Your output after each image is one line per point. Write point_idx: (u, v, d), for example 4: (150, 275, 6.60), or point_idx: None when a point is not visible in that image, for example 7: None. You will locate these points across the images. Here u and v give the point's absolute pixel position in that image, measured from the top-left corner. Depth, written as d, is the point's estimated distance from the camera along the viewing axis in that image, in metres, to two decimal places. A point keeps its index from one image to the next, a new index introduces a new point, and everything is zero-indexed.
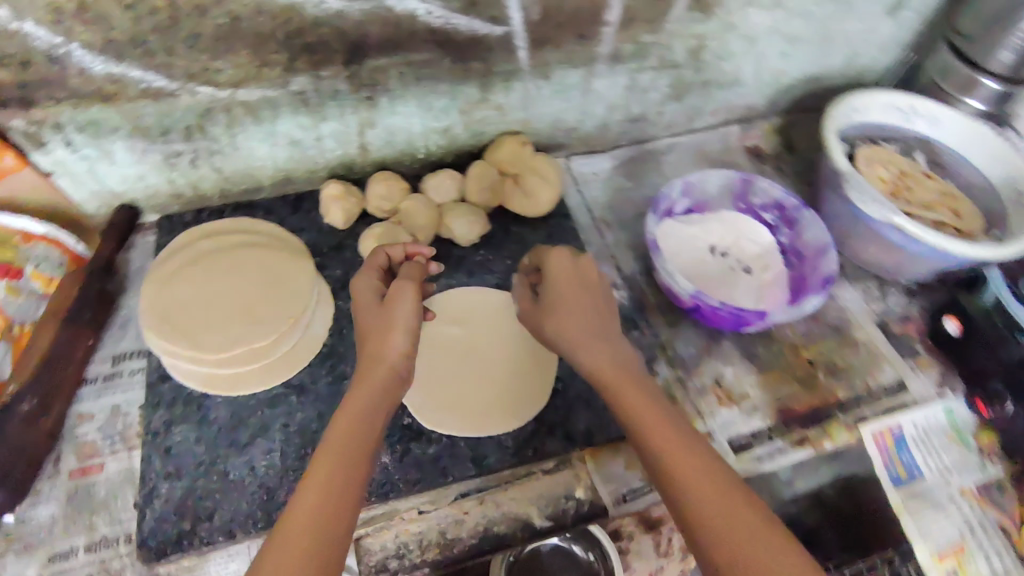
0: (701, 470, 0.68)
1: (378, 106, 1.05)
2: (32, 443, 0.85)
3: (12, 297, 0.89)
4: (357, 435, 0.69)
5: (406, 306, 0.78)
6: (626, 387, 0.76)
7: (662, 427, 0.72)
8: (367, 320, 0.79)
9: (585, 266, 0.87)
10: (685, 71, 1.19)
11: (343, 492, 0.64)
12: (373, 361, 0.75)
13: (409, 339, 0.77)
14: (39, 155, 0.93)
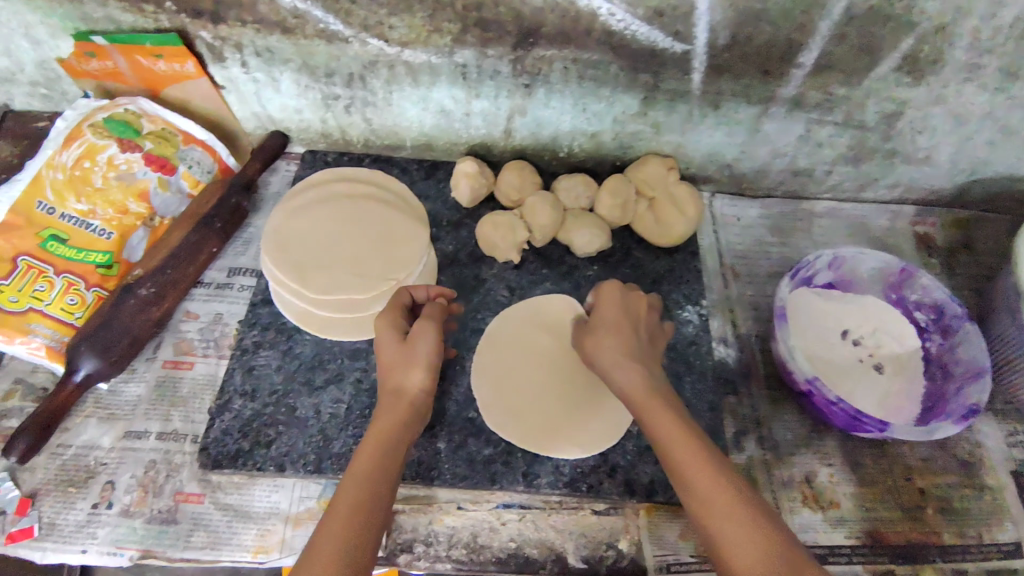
0: (717, 491, 0.64)
1: (533, 96, 1.02)
2: (139, 327, 0.91)
3: (160, 190, 0.99)
4: (382, 452, 0.69)
5: (429, 341, 0.77)
6: (653, 405, 0.73)
7: (682, 444, 0.68)
8: (387, 358, 0.77)
9: (632, 300, 0.85)
10: (871, 136, 1.07)
11: (369, 504, 0.64)
12: (394, 401, 0.74)
13: (425, 373, 0.76)
14: (216, 68, 1.00)
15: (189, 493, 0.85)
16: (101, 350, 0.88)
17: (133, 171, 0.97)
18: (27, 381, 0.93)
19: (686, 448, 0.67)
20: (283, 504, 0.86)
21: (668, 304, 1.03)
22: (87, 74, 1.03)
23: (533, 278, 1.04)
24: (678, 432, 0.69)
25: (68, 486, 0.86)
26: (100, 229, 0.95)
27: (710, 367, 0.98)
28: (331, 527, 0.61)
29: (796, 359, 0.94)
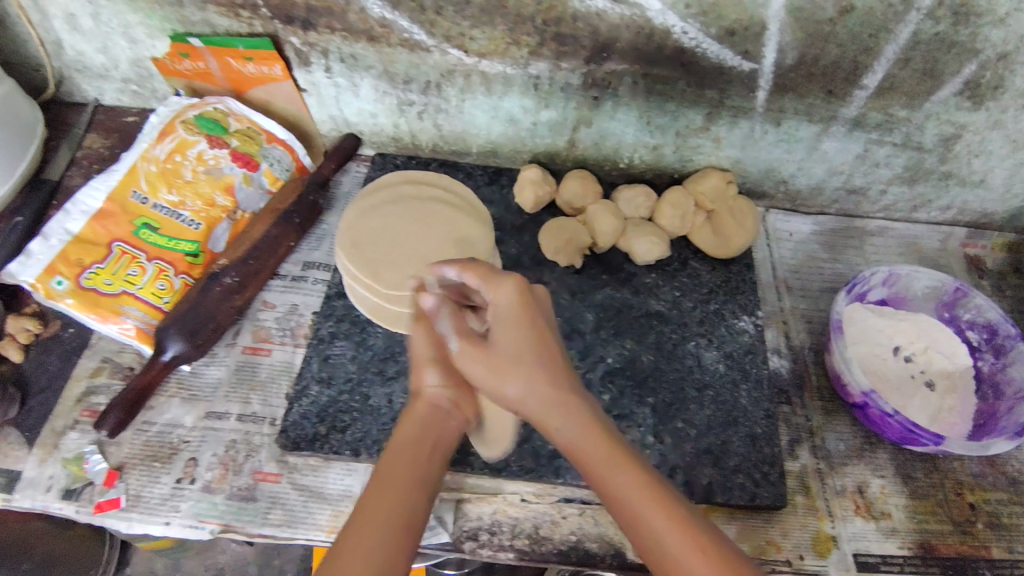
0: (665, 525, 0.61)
1: (601, 108, 1.06)
2: (223, 313, 0.96)
3: (244, 185, 1.04)
4: (401, 459, 0.68)
5: (419, 344, 0.77)
6: (600, 464, 0.66)
7: (625, 481, 0.64)
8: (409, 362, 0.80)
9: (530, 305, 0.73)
10: (928, 157, 1.09)
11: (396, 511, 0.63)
12: (416, 399, 0.75)
13: (436, 371, 0.75)
14: (301, 72, 1.05)
15: (267, 473, 0.89)
16: (188, 333, 0.93)
17: (221, 167, 1.02)
18: (115, 361, 0.98)
19: (620, 477, 0.65)
20: (356, 488, 0.89)
21: (725, 313, 1.06)
22: (178, 74, 1.09)
23: (594, 283, 1.07)
24: (620, 474, 0.65)
25: (153, 461, 0.90)
26: (189, 220, 1.00)
27: (767, 376, 1.00)
28: (363, 522, 0.62)
29: (853, 371, 0.97)
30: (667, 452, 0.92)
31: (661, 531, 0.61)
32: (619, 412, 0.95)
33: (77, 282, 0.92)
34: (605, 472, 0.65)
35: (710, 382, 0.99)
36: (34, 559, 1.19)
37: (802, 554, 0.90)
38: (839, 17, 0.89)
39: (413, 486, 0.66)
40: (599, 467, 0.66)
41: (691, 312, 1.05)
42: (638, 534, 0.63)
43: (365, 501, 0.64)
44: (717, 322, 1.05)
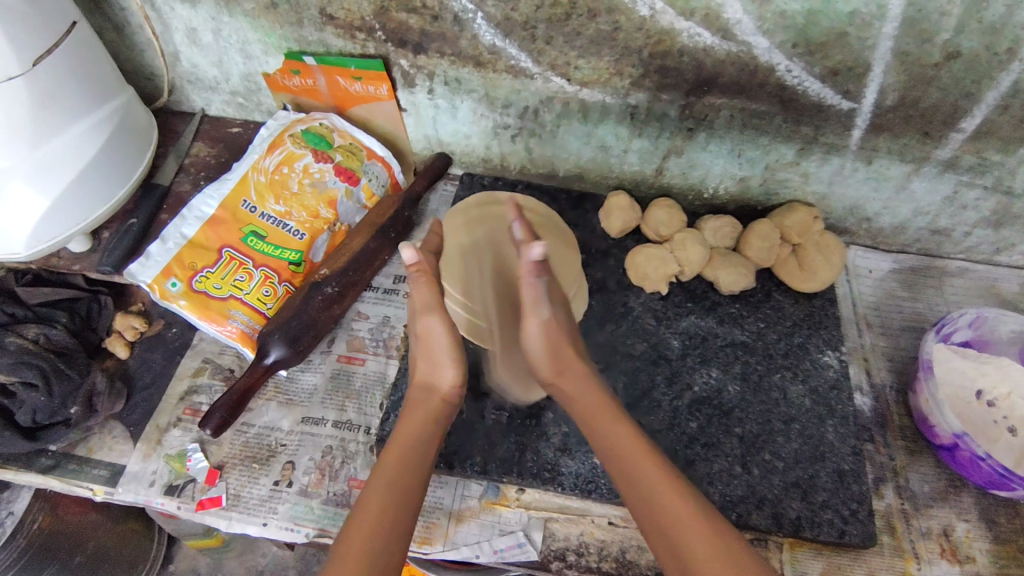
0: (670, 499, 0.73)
1: (693, 139, 1.08)
2: (323, 321, 0.99)
3: (346, 199, 1.08)
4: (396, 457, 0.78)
5: (442, 335, 0.84)
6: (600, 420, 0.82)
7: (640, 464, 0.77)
8: (420, 356, 0.87)
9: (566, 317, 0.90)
10: (1018, 202, 1.10)
11: (394, 501, 0.73)
12: (416, 404, 0.84)
13: (454, 369, 0.85)
14: (405, 92, 1.10)
15: (363, 480, 0.91)
16: (290, 340, 0.96)
17: (326, 180, 1.06)
18: (216, 361, 1.02)
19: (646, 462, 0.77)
20: (446, 501, 0.91)
21: (810, 347, 1.07)
22: (285, 89, 1.14)
23: (680, 310, 1.09)
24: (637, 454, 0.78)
25: (252, 462, 0.93)
26: (294, 229, 1.04)
27: (853, 413, 1.00)
28: (364, 524, 0.70)
29: (943, 413, 0.97)
30: (755, 483, 0.93)
31: (667, 508, 0.72)
32: (707, 440, 0.95)
33: (189, 284, 0.96)
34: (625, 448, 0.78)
35: (795, 415, 0.99)
36: (87, 551, 1.23)
37: None
38: (945, 62, 0.90)
39: (413, 484, 0.76)
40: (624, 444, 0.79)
41: (776, 344, 1.06)
42: (632, 493, 0.75)
43: (367, 509, 0.72)
44: (802, 355, 1.06)
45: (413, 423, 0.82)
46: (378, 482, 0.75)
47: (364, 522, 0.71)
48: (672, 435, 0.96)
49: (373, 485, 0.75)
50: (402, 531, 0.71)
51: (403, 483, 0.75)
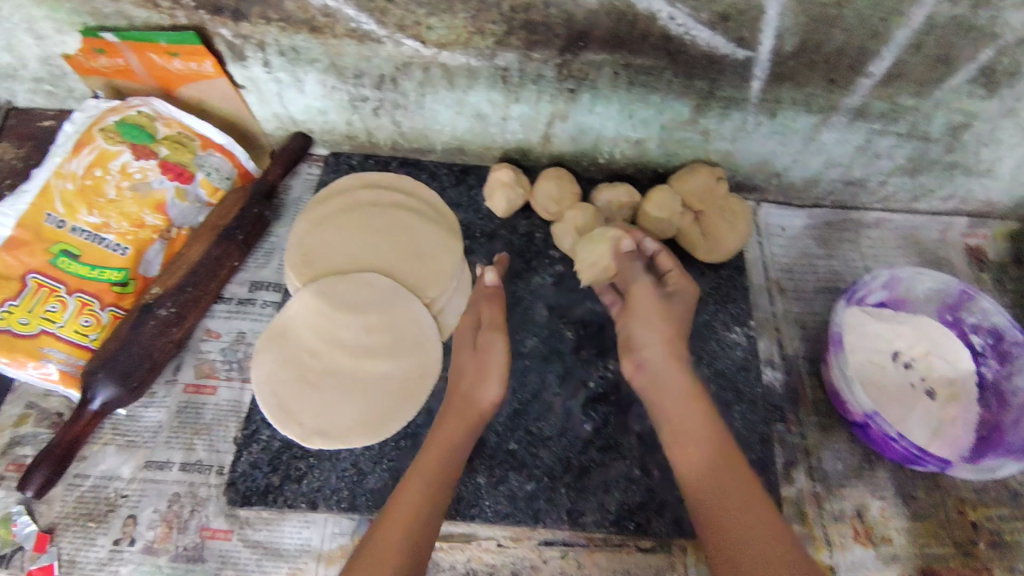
0: (735, 497, 0.73)
1: (578, 101, 0.95)
2: (160, 349, 0.86)
3: (178, 199, 0.92)
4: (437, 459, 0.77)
5: (499, 350, 0.86)
6: (666, 395, 0.82)
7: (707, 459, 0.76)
8: (462, 367, 0.86)
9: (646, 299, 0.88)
10: (935, 147, 1.00)
11: (427, 510, 0.73)
12: (457, 407, 0.82)
13: (501, 385, 0.84)
14: (237, 67, 0.92)
15: (216, 529, 0.81)
16: (120, 376, 0.83)
17: (149, 181, 0.91)
18: (40, 406, 0.88)
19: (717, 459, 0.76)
20: (315, 541, 0.81)
21: (715, 324, 0.97)
22: (96, 71, 0.96)
23: (574, 295, 0.97)
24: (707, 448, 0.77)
25: (88, 520, 0.82)
26: (115, 244, 0.89)
27: (761, 395, 0.93)
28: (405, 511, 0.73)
29: (853, 390, 0.90)
30: (656, 487, 0.85)
31: (724, 498, 0.73)
32: (603, 443, 0.87)
33: None
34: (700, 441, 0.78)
35: None
36: None
37: None
38: None
39: (446, 487, 0.76)
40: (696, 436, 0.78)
41: None
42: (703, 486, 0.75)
43: (398, 508, 0.73)
44: (707, 334, 0.97)
45: (453, 433, 0.80)
46: (419, 485, 0.75)
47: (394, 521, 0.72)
48: (565, 441, 0.86)
49: (408, 485, 0.75)
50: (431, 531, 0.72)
51: (436, 488, 0.75)
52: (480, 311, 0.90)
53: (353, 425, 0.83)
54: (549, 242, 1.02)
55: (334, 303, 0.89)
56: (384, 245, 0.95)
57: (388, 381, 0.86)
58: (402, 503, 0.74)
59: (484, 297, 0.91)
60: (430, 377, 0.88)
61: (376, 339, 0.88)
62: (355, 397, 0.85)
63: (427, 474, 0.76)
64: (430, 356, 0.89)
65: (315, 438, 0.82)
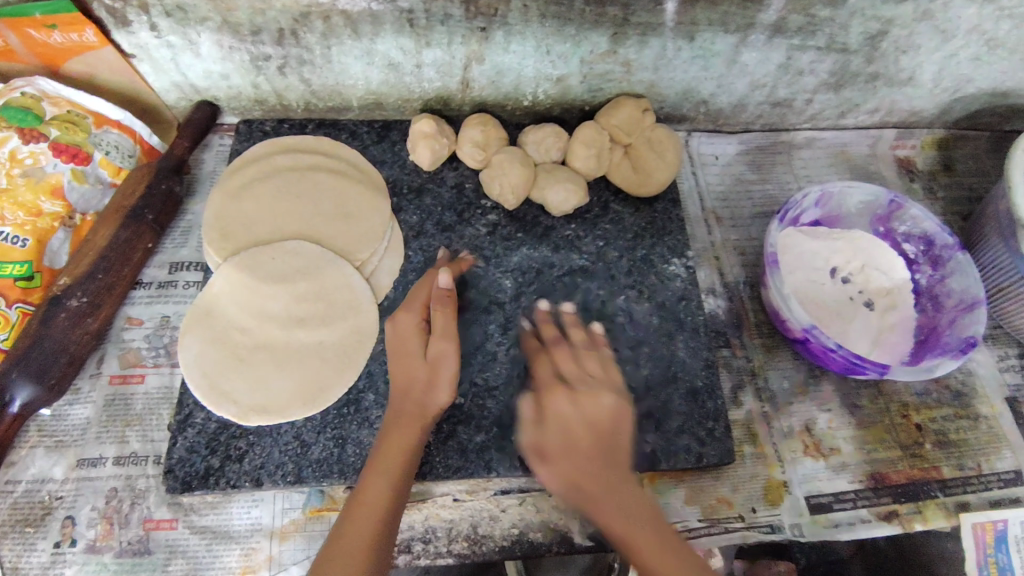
0: (661, 559, 0.67)
1: (491, 40, 0.91)
2: (77, 342, 0.82)
3: (76, 182, 0.88)
4: (402, 461, 0.72)
5: (451, 363, 0.77)
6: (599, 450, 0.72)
7: (613, 489, 0.70)
8: (410, 372, 0.77)
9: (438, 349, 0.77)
10: (855, 59, 0.99)
11: (387, 525, 0.69)
12: (410, 413, 0.75)
13: (451, 395, 0.77)
14: (122, 34, 0.85)
15: (160, 520, 0.79)
16: (37, 374, 0.79)
17: (41, 165, 0.86)
18: None
19: (655, 545, 0.68)
20: (266, 519, 0.80)
21: (654, 258, 0.96)
22: None
23: (509, 243, 0.95)
24: (631, 526, 0.69)
25: (24, 525, 0.78)
26: (13, 236, 0.85)
27: (703, 323, 0.93)
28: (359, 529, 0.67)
29: (791, 307, 0.91)
30: None
31: (643, 543, 0.68)
32: None
33: None
34: (610, 512, 0.69)
35: (645, 339, 0.91)
36: None
37: (754, 506, 0.88)
38: None
39: (403, 499, 0.72)
40: (609, 505, 0.70)
41: (618, 263, 0.95)
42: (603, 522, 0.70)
43: (363, 513, 0.68)
44: (646, 269, 0.96)
45: (404, 442, 0.73)
46: (385, 488, 0.70)
47: (363, 522, 0.68)
48: (512, 389, 0.85)
49: (372, 483, 0.70)
50: (387, 551, 0.68)
51: (400, 487, 0.71)
52: (437, 316, 0.79)
53: (291, 396, 0.81)
54: (480, 191, 0.99)
55: (259, 275, 0.85)
56: (306, 210, 0.91)
57: (323, 348, 0.84)
58: (368, 505, 0.69)
59: (436, 300, 0.80)
60: (367, 339, 0.85)
61: (307, 308, 0.85)
62: (290, 368, 0.82)
63: (393, 473, 0.71)
64: (365, 318, 0.86)
65: (252, 415, 0.79)
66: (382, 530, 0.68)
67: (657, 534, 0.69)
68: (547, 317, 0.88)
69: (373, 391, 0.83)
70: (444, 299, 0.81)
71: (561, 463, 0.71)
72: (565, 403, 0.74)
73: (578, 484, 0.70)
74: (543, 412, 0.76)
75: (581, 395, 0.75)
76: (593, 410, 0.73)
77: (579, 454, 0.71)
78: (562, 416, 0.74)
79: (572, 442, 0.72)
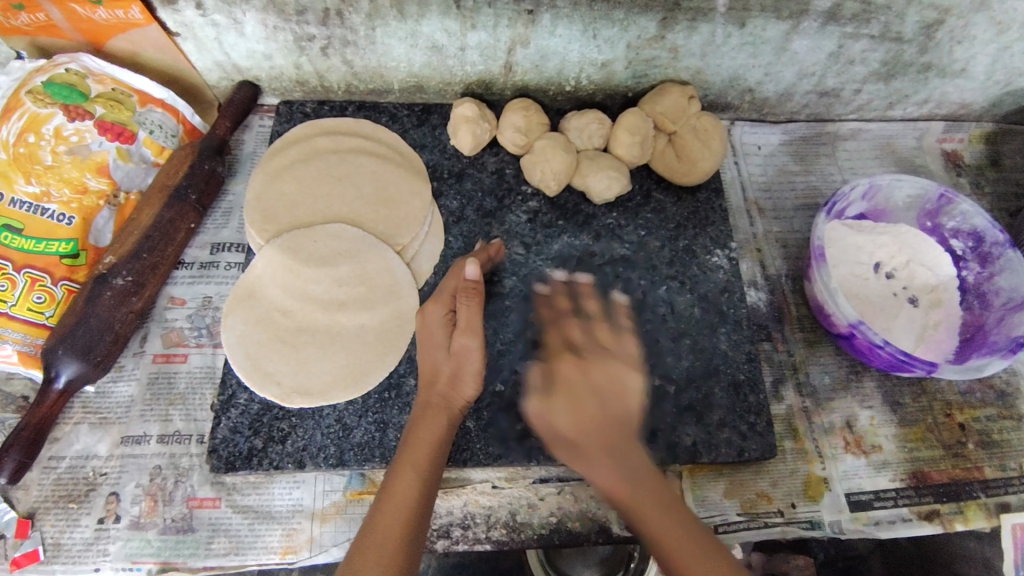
0: (676, 535, 0.60)
1: (538, 23, 0.89)
2: (121, 321, 0.83)
3: (121, 161, 0.88)
4: (429, 453, 0.71)
5: (476, 359, 0.75)
6: (593, 445, 0.62)
7: (638, 483, 0.61)
8: (435, 366, 0.76)
9: (460, 344, 0.75)
10: (909, 48, 0.97)
11: (419, 512, 0.67)
12: (436, 405, 0.74)
13: (477, 387, 0.76)
14: (168, 12, 0.85)
15: (203, 498, 0.80)
16: (83, 352, 0.79)
17: (87, 143, 0.86)
18: (3, 390, 0.85)
19: (644, 487, 0.62)
20: (307, 500, 0.80)
21: (696, 249, 0.95)
22: (18, 30, 0.90)
23: (549, 231, 0.94)
24: (617, 479, 0.61)
25: (69, 501, 0.79)
26: (59, 214, 0.86)
27: (746, 315, 0.91)
28: (389, 517, 0.66)
29: (838, 302, 0.89)
30: (646, 415, 0.84)
31: (649, 524, 0.60)
32: None
33: None
34: (593, 469, 0.63)
35: (688, 332, 0.90)
36: None
37: (794, 501, 0.87)
38: None
39: (433, 488, 0.70)
40: (591, 471, 0.63)
41: (660, 253, 0.94)
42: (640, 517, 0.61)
43: (390, 510, 0.67)
44: (689, 260, 0.94)
45: (433, 430, 0.72)
46: (413, 484, 0.69)
47: (391, 519, 0.66)
48: None
49: (402, 477, 0.69)
50: (420, 539, 0.67)
51: (429, 484, 0.70)
52: (461, 308, 0.76)
53: (332, 379, 0.81)
54: (520, 177, 0.98)
55: (300, 257, 0.85)
56: (347, 193, 0.91)
57: (364, 333, 0.84)
58: (396, 501, 0.67)
59: (460, 293, 0.77)
60: (408, 324, 0.85)
61: (349, 291, 0.85)
62: (332, 351, 0.82)
63: (423, 467, 0.70)
64: (405, 305, 0.86)
65: (295, 397, 0.79)
66: (413, 517, 0.67)
67: (638, 472, 0.62)
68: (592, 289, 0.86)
69: (413, 375, 0.83)
70: (469, 292, 0.77)
71: (555, 400, 0.66)
72: (580, 332, 0.73)
73: (557, 411, 0.65)
74: (550, 358, 0.71)
75: (598, 330, 0.73)
76: (616, 376, 0.66)
77: (570, 399, 0.64)
78: (568, 380, 0.66)
79: (573, 400, 0.64)
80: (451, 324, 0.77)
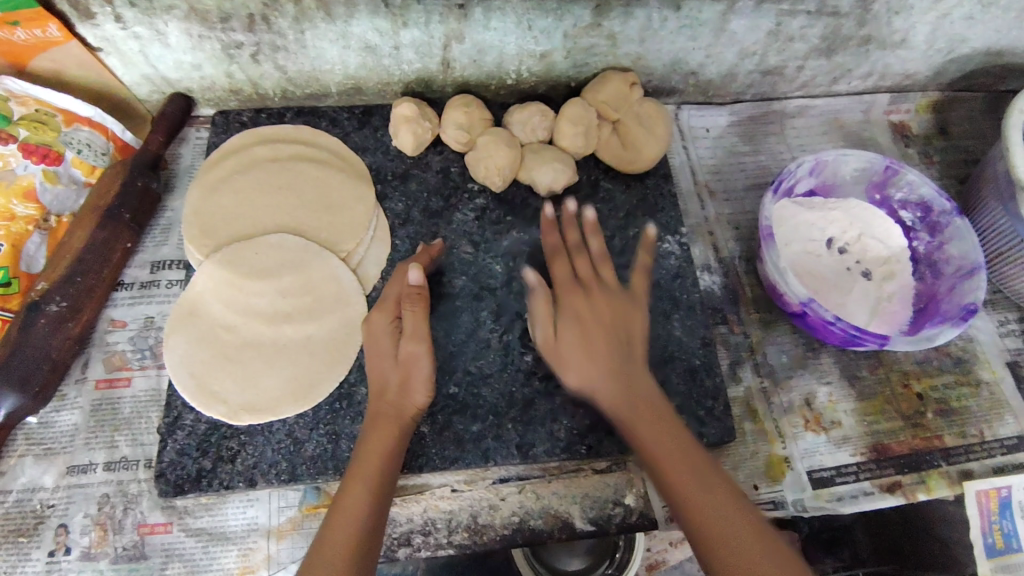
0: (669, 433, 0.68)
1: (470, 17, 0.88)
2: (58, 349, 0.81)
3: (49, 184, 0.86)
4: (379, 466, 0.69)
5: (424, 366, 0.74)
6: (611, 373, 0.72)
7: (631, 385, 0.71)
8: (382, 374, 0.75)
9: (406, 352, 0.74)
10: (847, 22, 0.96)
11: (370, 528, 0.66)
12: (387, 415, 0.73)
13: (428, 394, 0.75)
14: (87, 27, 0.82)
15: (155, 524, 0.78)
16: (19, 383, 0.77)
17: (11, 168, 0.84)
18: None
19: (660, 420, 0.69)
20: (261, 518, 0.79)
21: (646, 236, 0.94)
22: None
23: (497, 227, 0.93)
24: (653, 410, 0.70)
25: (17, 536, 0.77)
26: None
27: (699, 300, 0.91)
28: (337, 536, 0.65)
29: (788, 280, 0.89)
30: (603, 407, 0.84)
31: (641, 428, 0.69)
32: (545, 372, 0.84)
33: None
34: (681, 461, 0.66)
35: (642, 320, 0.89)
36: None
37: (756, 483, 0.87)
38: None
39: (386, 502, 0.69)
40: (640, 403, 0.70)
41: (611, 243, 0.93)
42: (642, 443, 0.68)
43: (337, 529, 0.65)
44: (639, 248, 0.93)
45: (384, 442, 0.71)
46: (363, 500, 0.67)
47: (338, 540, 0.65)
48: (507, 376, 0.84)
49: (352, 493, 0.68)
50: (370, 557, 0.65)
51: (381, 497, 0.68)
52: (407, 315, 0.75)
53: (281, 393, 0.79)
54: (465, 174, 0.96)
55: (241, 270, 0.83)
56: (288, 203, 0.89)
57: (311, 343, 0.82)
58: (343, 521, 0.66)
59: (405, 300, 0.76)
60: (356, 331, 0.83)
61: (294, 302, 0.83)
62: (279, 365, 0.80)
63: (373, 479, 0.69)
64: (352, 312, 0.84)
65: (243, 414, 0.78)
66: (362, 533, 0.65)
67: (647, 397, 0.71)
68: (553, 226, 0.86)
69: (364, 384, 0.81)
70: (414, 296, 0.76)
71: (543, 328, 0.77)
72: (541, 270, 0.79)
73: (627, 376, 0.72)
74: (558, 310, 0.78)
75: (598, 298, 0.77)
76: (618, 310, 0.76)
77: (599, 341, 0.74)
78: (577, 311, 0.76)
79: (591, 340, 0.74)
80: (395, 332, 0.76)
